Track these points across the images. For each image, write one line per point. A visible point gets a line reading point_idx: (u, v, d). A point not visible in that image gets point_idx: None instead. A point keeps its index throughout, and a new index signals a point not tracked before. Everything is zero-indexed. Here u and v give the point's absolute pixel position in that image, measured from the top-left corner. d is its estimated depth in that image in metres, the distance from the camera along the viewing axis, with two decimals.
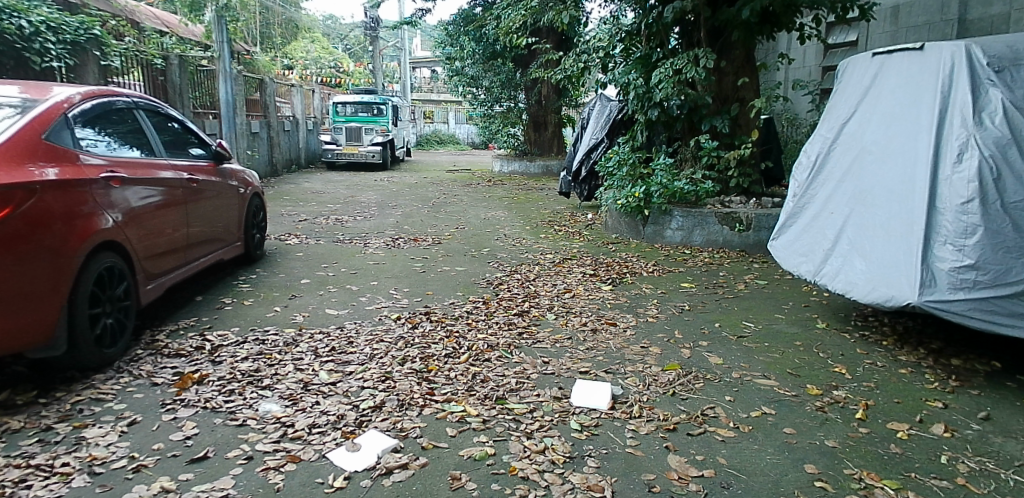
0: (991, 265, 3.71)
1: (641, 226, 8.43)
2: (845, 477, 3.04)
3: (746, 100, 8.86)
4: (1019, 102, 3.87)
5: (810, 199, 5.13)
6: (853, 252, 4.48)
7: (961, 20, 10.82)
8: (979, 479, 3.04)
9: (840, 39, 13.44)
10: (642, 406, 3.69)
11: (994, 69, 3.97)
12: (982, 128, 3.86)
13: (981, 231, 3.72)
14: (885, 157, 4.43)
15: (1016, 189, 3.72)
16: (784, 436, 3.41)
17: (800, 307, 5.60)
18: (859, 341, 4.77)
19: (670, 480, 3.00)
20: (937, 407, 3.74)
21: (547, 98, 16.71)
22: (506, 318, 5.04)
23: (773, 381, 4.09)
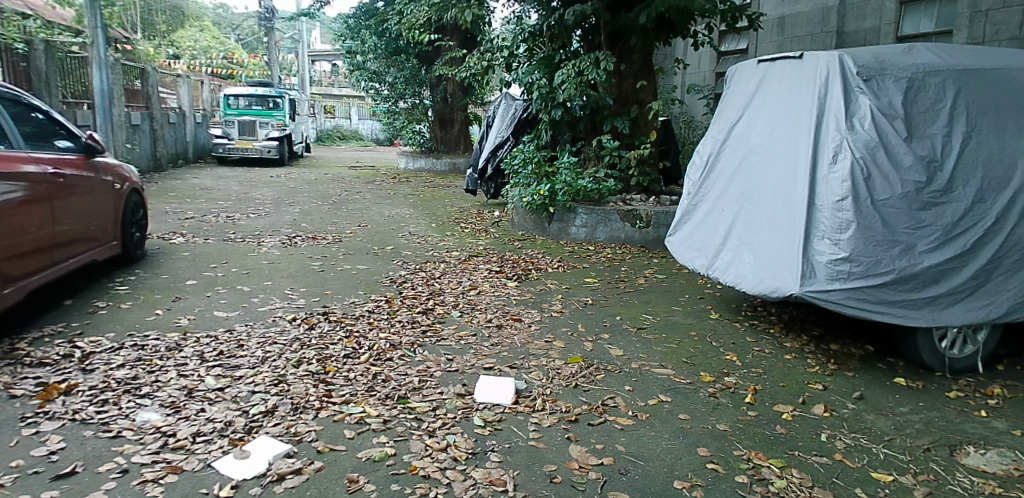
0: (863, 257, 3.98)
1: (546, 223, 8.54)
2: (735, 459, 3.18)
3: (645, 102, 9.15)
4: (885, 109, 4.16)
5: (702, 197, 5.35)
6: (742, 247, 4.71)
7: (840, 33, 11.69)
8: (854, 454, 3.25)
9: (732, 47, 14.16)
10: (545, 399, 3.73)
11: (863, 78, 4.25)
12: (853, 132, 4.12)
13: (854, 226, 3.98)
14: (769, 158, 4.67)
15: (883, 188, 4.00)
16: (678, 422, 3.53)
17: (695, 299, 5.84)
18: (749, 330, 5.03)
19: (571, 470, 3.04)
20: (817, 389, 3.99)
21: (452, 95, 16.61)
22: (410, 317, 4.98)
23: (670, 370, 4.24)
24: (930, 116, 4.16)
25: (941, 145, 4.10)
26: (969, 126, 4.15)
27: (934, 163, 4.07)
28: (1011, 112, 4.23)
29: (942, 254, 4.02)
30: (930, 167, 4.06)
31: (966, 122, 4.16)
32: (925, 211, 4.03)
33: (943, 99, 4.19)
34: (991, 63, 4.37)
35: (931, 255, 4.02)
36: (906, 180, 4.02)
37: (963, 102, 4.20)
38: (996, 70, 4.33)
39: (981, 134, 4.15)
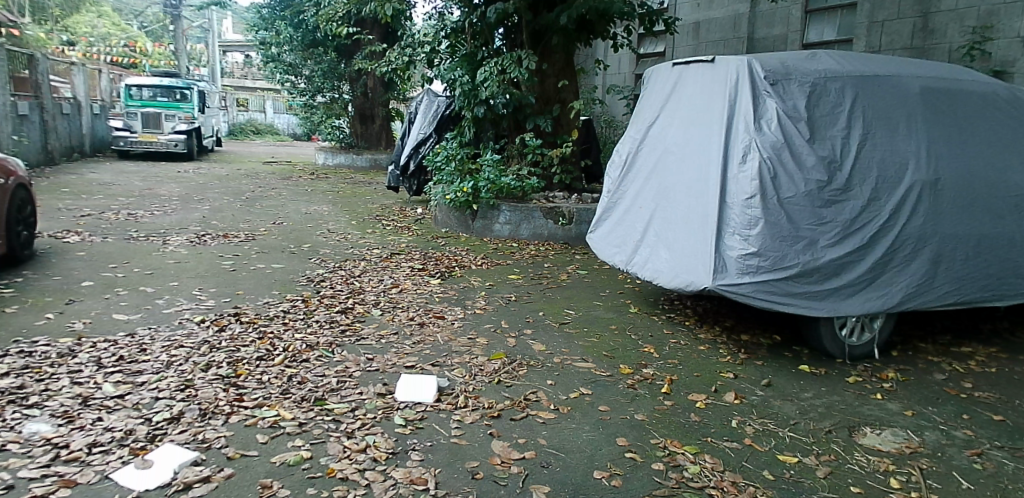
0: (771, 252, 4.16)
1: (470, 220, 8.52)
2: (651, 447, 3.26)
3: (567, 102, 9.25)
4: (790, 111, 4.36)
5: (621, 195, 5.46)
6: (659, 243, 4.83)
7: (750, 38, 12.17)
8: (762, 438, 3.39)
9: (650, 49, 14.51)
10: (467, 396, 3.71)
11: (770, 81, 4.43)
12: (761, 133, 4.30)
13: (762, 223, 4.15)
14: (684, 157, 4.81)
15: (788, 186, 4.19)
16: (598, 414, 3.59)
17: (616, 294, 5.95)
18: (666, 322, 5.18)
19: (493, 465, 3.04)
20: (729, 378, 4.14)
21: (373, 90, 16.34)
22: (328, 316, 4.85)
23: (590, 363, 4.30)
24: (830, 119, 4.39)
25: (841, 146, 4.32)
26: (866, 129, 4.40)
27: (834, 163, 4.28)
28: (903, 116, 4.51)
29: (841, 249, 4.24)
30: (831, 167, 4.27)
31: (863, 125, 4.41)
32: (827, 208, 4.23)
33: (843, 102, 4.43)
34: (885, 71, 4.65)
35: (832, 250, 4.23)
36: (809, 179, 4.22)
37: (860, 106, 4.44)
38: (889, 77, 4.61)
39: (877, 136, 4.40)
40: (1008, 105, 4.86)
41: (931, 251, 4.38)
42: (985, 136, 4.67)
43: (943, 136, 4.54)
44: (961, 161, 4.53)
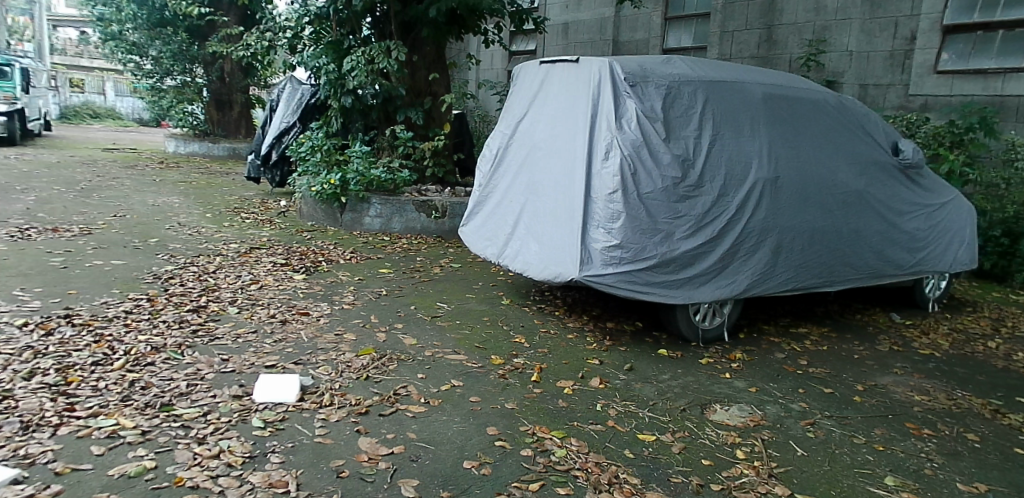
0: (632, 244, 4.33)
1: (338, 213, 8.25)
2: (520, 434, 3.30)
3: (438, 95, 9.17)
4: (648, 112, 4.54)
5: (491, 189, 5.48)
6: (528, 236, 4.89)
7: (616, 41, 12.64)
8: (625, 420, 3.53)
9: (522, 47, 14.69)
10: (333, 394, 3.58)
11: (630, 83, 4.60)
12: (622, 131, 4.45)
13: (624, 216, 4.31)
14: (551, 153, 4.88)
15: (647, 182, 4.38)
16: (469, 405, 3.59)
17: (488, 286, 5.99)
18: (537, 312, 5.27)
19: (360, 462, 2.95)
20: (595, 364, 4.27)
21: (230, 75, 15.55)
22: (177, 316, 4.51)
23: (462, 355, 4.29)
24: (684, 120, 4.63)
25: (693, 146, 4.57)
26: (716, 130, 4.68)
27: (688, 161, 4.52)
28: (747, 119, 4.84)
29: (695, 241, 4.49)
30: (684, 164, 4.50)
31: (713, 126, 4.69)
32: (682, 203, 4.47)
33: (695, 105, 4.68)
34: (731, 77, 4.97)
35: (687, 241, 4.47)
36: (666, 176, 4.42)
37: (710, 108, 4.72)
38: (735, 83, 4.93)
39: (724, 137, 4.70)
40: (836, 112, 5.35)
41: (773, 243, 4.75)
42: (818, 139, 5.12)
43: (781, 138, 4.92)
44: (797, 161, 4.93)
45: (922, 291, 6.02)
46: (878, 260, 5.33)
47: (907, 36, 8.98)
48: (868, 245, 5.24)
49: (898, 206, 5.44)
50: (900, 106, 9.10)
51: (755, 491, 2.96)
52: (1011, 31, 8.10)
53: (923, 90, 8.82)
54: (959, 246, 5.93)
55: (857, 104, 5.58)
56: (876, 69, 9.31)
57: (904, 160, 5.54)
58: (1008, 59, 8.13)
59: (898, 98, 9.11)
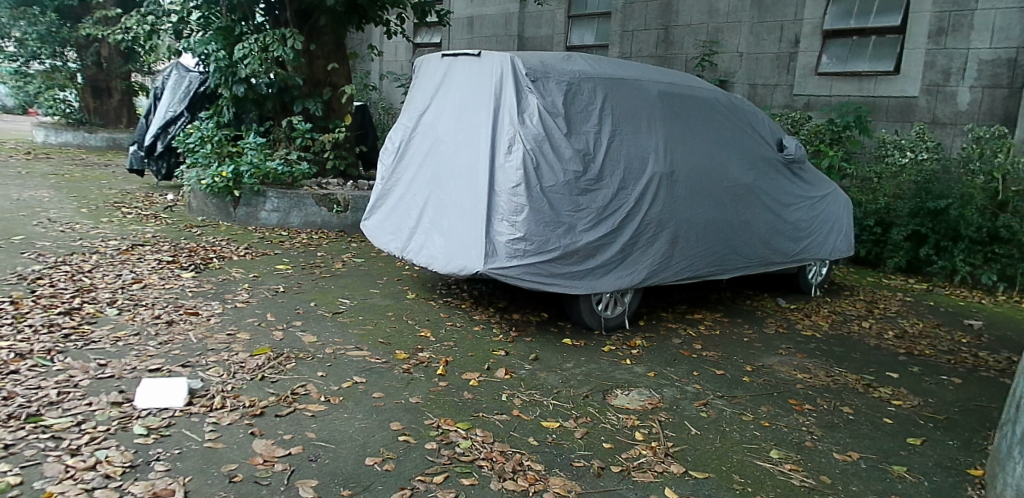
0: (536, 237, 4.36)
1: (231, 208, 7.86)
2: (425, 427, 3.25)
3: (338, 86, 8.89)
4: (549, 107, 4.55)
5: (392, 182, 5.35)
6: (432, 229, 4.83)
7: (520, 37, 12.70)
8: (529, 408, 3.56)
9: (426, 40, 14.51)
10: (226, 396, 3.41)
11: (531, 78, 4.59)
12: (524, 126, 4.45)
13: (527, 209, 4.33)
14: (453, 146, 4.81)
15: (549, 176, 4.41)
16: (371, 401, 3.50)
17: (393, 281, 5.88)
18: (443, 306, 5.23)
19: (254, 466, 2.82)
20: (501, 355, 4.28)
21: (109, 60, 14.48)
22: (46, 319, 4.16)
23: (365, 351, 4.19)
24: (584, 116, 4.68)
25: (593, 141, 4.64)
26: (615, 125, 4.77)
27: (588, 155, 4.59)
28: (645, 115, 4.96)
29: (596, 233, 4.58)
30: (585, 159, 4.56)
31: (612, 122, 4.77)
32: (583, 196, 4.53)
33: (595, 101, 4.74)
34: (629, 74, 5.06)
35: (589, 233, 4.55)
36: (567, 170, 4.47)
37: (609, 104, 4.80)
38: (633, 80, 5.03)
39: (623, 132, 4.80)
40: (727, 110, 5.56)
41: (670, 234, 4.91)
42: (711, 136, 5.31)
43: (677, 134, 5.07)
44: (692, 156, 5.11)
45: (805, 277, 6.41)
46: (766, 249, 5.63)
47: (791, 39, 9.52)
48: (756, 235, 5.53)
49: (783, 198, 5.75)
50: (785, 105, 9.64)
51: (652, 470, 3.05)
52: (882, 38, 8.74)
53: (806, 90, 9.40)
54: (836, 235, 6.36)
55: (746, 102, 5.83)
56: (764, 70, 9.82)
57: (788, 156, 5.85)
58: (879, 63, 8.78)
59: (785, 98, 9.64)
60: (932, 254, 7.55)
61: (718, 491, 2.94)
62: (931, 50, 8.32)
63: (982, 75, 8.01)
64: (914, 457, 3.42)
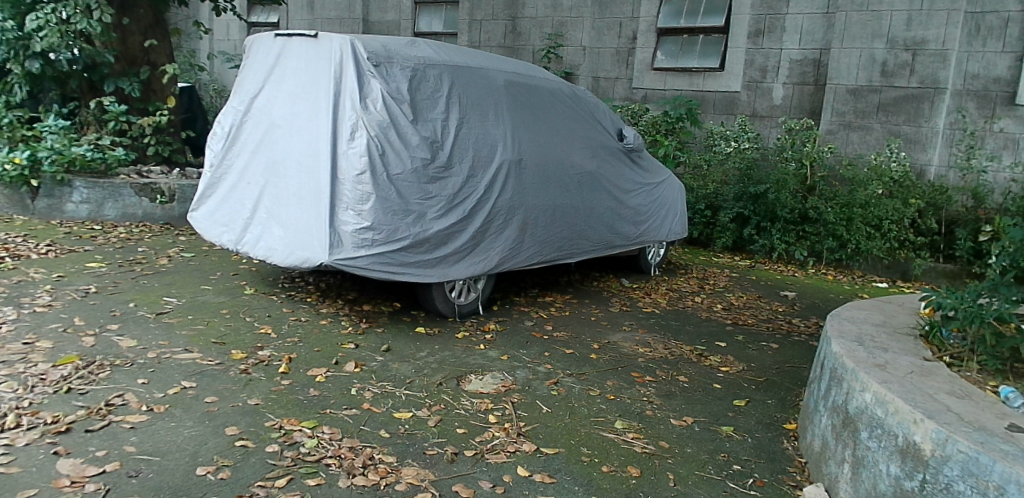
0: (383, 226, 4.25)
1: (29, 200, 6.95)
2: (265, 430, 3.07)
3: (158, 65, 8.15)
4: (392, 92, 4.41)
5: (223, 170, 4.97)
6: (270, 220, 4.55)
7: (365, 21, 12.31)
8: (380, 401, 3.47)
9: (262, 19, 13.66)
10: (23, 414, 3.02)
11: (373, 62, 4.42)
12: (367, 112, 4.28)
13: (374, 198, 4.20)
14: (289, 132, 4.53)
15: (395, 163, 4.30)
16: (203, 406, 3.25)
17: (228, 276, 5.51)
18: (286, 300, 4.97)
19: (59, 489, 2.51)
20: (350, 348, 4.14)
21: None
22: None
23: (195, 354, 3.88)
24: (430, 103, 4.60)
25: (440, 128, 4.58)
26: (462, 113, 4.73)
27: (435, 143, 4.53)
28: (491, 103, 4.97)
29: (447, 221, 4.54)
30: (433, 146, 4.50)
31: (458, 109, 4.73)
32: (431, 184, 4.47)
33: (440, 88, 4.67)
34: (474, 62, 5.03)
35: (439, 221, 4.50)
36: (414, 157, 4.38)
37: (455, 92, 4.75)
38: (478, 69, 5.01)
39: (470, 120, 4.78)
40: (570, 100, 5.70)
41: (519, 220, 4.98)
42: (556, 125, 5.43)
43: (523, 122, 5.13)
44: (538, 144, 5.20)
45: (645, 258, 6.78)
46: (610, 232, 5.88)
47: (629, 35, 9.99)
48: (600, 219, 5.76)
49: (624, 185, 6.02)
50: (626, 98, 10.12)
51: (505, 451, 3.09)
52: (709, 37, 9.45)
53: (643, 84, 9.90)
54: (672, 218, 6.78)
55: (586, 92, 6.00)
56: (605, 63, 10.24)
57: (627, 145, 6.13)
58: (707, 59, 9.50)
59: (625, 90, 10.12)
60: (753, 234, 8.25)
61: (568, 464, 3.04)
62: (751, 50, 9.11)
63: (792, 73, 8.87)
64: (740, 417, 3.73)
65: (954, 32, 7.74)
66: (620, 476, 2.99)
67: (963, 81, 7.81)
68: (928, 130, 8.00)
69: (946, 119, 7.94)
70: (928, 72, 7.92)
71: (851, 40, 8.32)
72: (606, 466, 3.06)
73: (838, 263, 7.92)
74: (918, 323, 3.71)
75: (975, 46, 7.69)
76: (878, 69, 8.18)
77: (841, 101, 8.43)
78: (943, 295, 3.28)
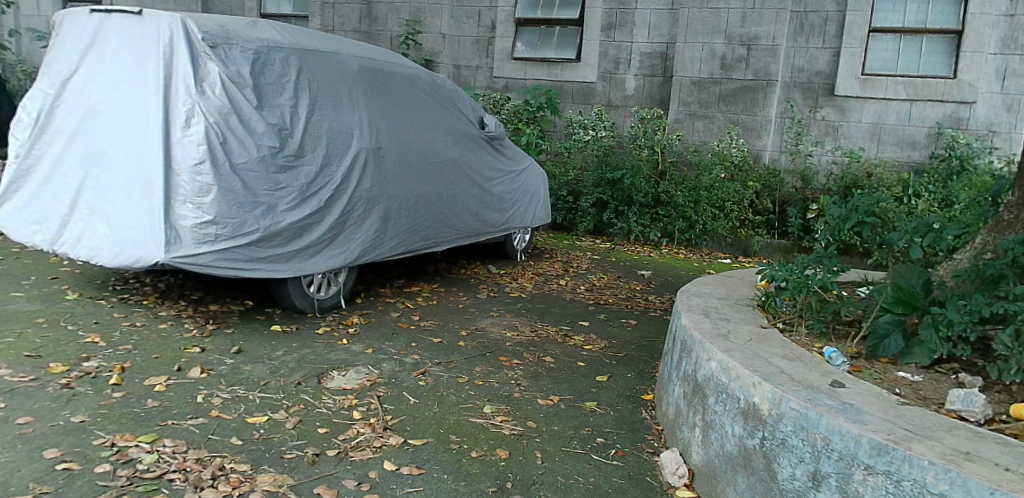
0: (228, 219, 3.98)
1: None
2: (94, 449, 2.79)
3: None
4: (233, 76, 4.13)
5: (33, 161, 4.44)
6: (93, 216, 4.12)
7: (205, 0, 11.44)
8: (231, 407, 3.26)
9: None
10: None
11: (209, 44, 4.10)
12: (204, 97, 3.98)
13: (215, 190, 3.92)
14: (112, 118, 4.11)
15: (239, 151, 4.03)
16: (16, 429, 2.90)
17: (45, 281, 4.95)
18: (117, 305, 4.54)
19: None
20: (194, 353, 3.85)
21: None
22: None
23: (5, 370, 3.45)
24: (277, 89, 4.35)
25: (290, 115, 4.35)
26: (313, 100, 4.52)
27: (284, 130, 4.29)
28: (345, 90, 4.78)
29: (301, 213, 4.33)
30: (281, 134, 4.26)
31: (309, 96, 4.51)
32: (281, 174, 4.24)
33: (287, 73, 4.43)
34: (324, 47, 4.81)
35: (292, 213, 4.28)
36: (261, 145, 4.13)
37: (305, 78, 4.52)
38: (329, 53, 4.80)
39: (322, 107, 4.57)
40: (429, 87, 5.61)
41: (380, 210, 4.85)
42: (415, 112, 5.33)
43: (380, 109, 4.99)
44: (397, 131, 5.08)
45: (512, 244, 6.86)
46: (474, 220, 5.88)
47: (488, 24, 10.03)
48: (464, 207, 5.73)
49: (486, 172, 6.03)
50: (487, 86, 10.15)
51: (370, 447, 3.01)
52: (565, 28, 9.70)
53: (503, 73, 9.97)
54: (536, 205, 6.90)
55: (445, 79, 5.93)
56: (465, 52, 10.21)
57: (489, 133, 6.14)
58: (563, 50, 9.74)
59: (486, 79, 10.14)
60: (613, 217, 8.59)
61: (436, 453, 3.01)
62: (604, 42, 9.43)
63: (643, 65, 9.29)
64: (603, 392, 3.87)
65: (782, 29, 8.48)
66: (488, 460, 3.00)
67: (790, 74, 8.57)
68: (763, 119, 8.68)
69: (777, 109, 8.66)
70: (761, 66, 8.61)
71: (694, 35, 8.85)
72: (475, 451, 3.06)
73: (688, 242, 8.42)
74: (756, 294, 4.00)
75: (800, 43, 8.48)
76: (718, 62, 8.77)
77: (687, 91, 8.96)
78: (776, 268, 3.57)
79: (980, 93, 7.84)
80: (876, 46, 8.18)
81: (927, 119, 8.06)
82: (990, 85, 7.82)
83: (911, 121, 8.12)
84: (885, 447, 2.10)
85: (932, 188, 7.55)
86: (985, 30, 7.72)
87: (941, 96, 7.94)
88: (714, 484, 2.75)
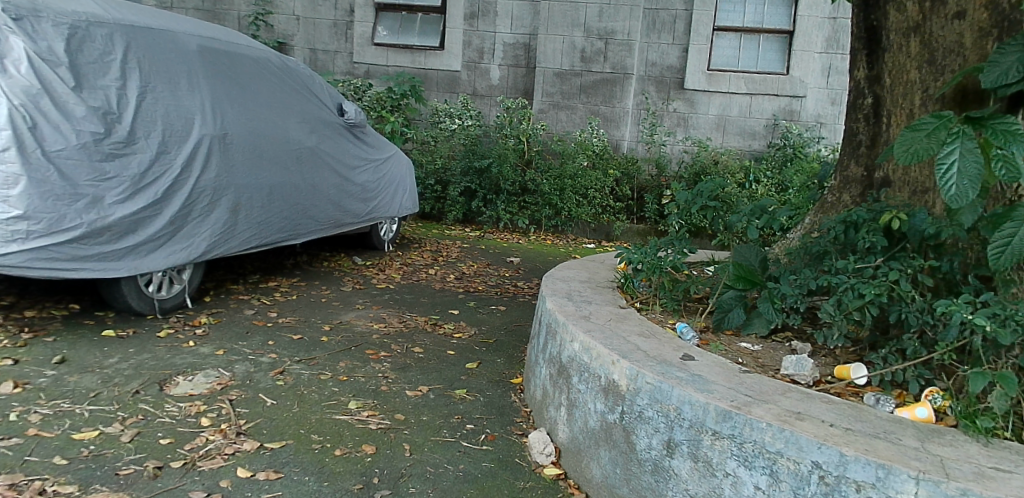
0: (42, 214, 3.55)
1: None
2: None
3: None
4: (42, 52, 3.69)
5: None
6: None
7: None
8: (53, 423, 2.93)
9: None
10: None
11: (11, 16, 3.65)
12: (5, 75, 3.53)
13: (24, 181, 3.48)
14: None
15: (53, 137, 3.61)
16: None
17: None
18: None
19: None
20: (6, 366, 3.43)
21: None
22: None
23: None
24: (99, 69, 3.94)
25: (116, 98, 3.95)
26: (144, 81, 4.13)
27: (110, 115, 3.89)
28: (182, 71, 4.41)
29: (132, 205, 3.96)
30: (106, 119, 3.87)
31: (139, 77, 4.12)
32: (108, 162, 3.84)
33: (111, 52, 4.03)
34: (156, 24, 4.42)
35: (122, 206, 3.90)
36: (81, 131, 3.73)
37: (132, 57, 4.13)
38: (162, 32, 4.42)
39: (156, 89, 4.20)
40: (280, 71, 5.32)
41: (227, 201, 4.55)
42: (264, 97, 5.03)
43: (224, 93, 4.65)
44: (245, 117, 4.77)
45: (378, 234, 6.68)
46: (334, 210, 5.66)
47: (346, 8, 9.68)
48: (323, 197, 5.50)
49: (347, 161, 5.83)
50: (346, 72, 9.80)
51: (221, 454, 2.81)
52: (427, 16, 9.58)
53: (365, 59, 9.67)
54: (402, 194, 6.77)
55: (299, 63, 5.65)
56: (322, 36, 9.79)
57: (349, 120, 5.91)
58: (426, 38, 9.60)
59: (345, 64, 9.78)
60: (481, 206, 8.61)
61: (296, 455, 2.87)
62: (467, 31, 9.39)
63: (506, 55, 9.35)
64: (472, 379, 3.86)
65: (637, 25, 8.84)
66: (353, 457, 2.90)
67: (644, 68, 8.98)
68: (620, 110, 9.02)
69: (634, 100, 9.04)
70: (618, 59, 8.93)
71: (554, 27, 9.02)
72: (339, 449, 2.95)
73: (555, 229, 8.62)
74: (616, 276, 4.15)
75: (652, 38, 8.89)
76: (578, 55, 8.99)
77: (549, 82, 9.12)
78: (632, 251, 3.72)
79: (809, 88, 8.60)
80: (720, 44, 8.79)
81: (765, 111, 8.73)
82: (817, 80, 8.59)
83: (751, 113, 8.77)
84: (728, 413, 2.23)
85: (770, 175, 8.20)
86: (812, 31, 8.46)
87: (776, 90, 8.63)
88: (579, 460, 2.82)
